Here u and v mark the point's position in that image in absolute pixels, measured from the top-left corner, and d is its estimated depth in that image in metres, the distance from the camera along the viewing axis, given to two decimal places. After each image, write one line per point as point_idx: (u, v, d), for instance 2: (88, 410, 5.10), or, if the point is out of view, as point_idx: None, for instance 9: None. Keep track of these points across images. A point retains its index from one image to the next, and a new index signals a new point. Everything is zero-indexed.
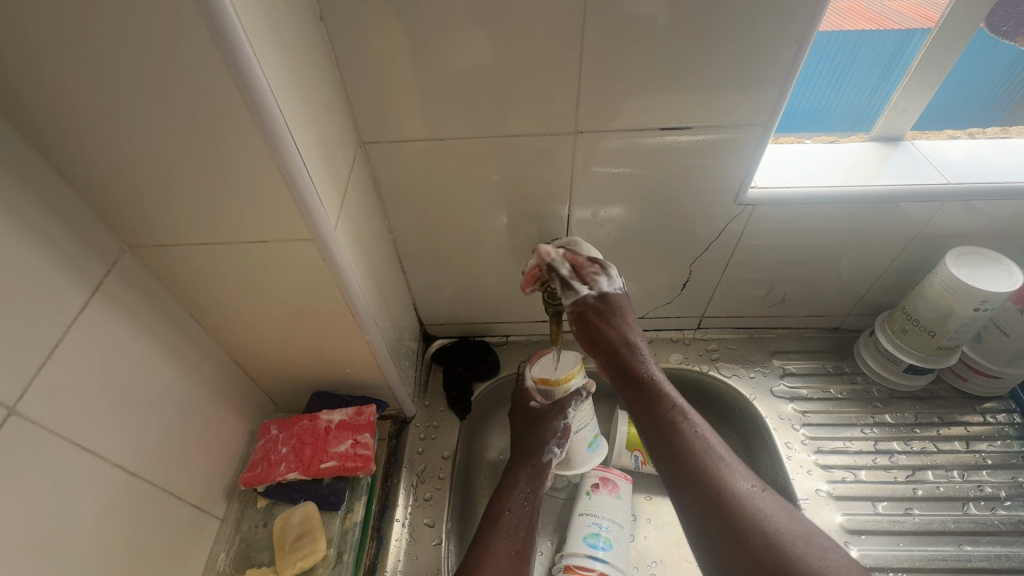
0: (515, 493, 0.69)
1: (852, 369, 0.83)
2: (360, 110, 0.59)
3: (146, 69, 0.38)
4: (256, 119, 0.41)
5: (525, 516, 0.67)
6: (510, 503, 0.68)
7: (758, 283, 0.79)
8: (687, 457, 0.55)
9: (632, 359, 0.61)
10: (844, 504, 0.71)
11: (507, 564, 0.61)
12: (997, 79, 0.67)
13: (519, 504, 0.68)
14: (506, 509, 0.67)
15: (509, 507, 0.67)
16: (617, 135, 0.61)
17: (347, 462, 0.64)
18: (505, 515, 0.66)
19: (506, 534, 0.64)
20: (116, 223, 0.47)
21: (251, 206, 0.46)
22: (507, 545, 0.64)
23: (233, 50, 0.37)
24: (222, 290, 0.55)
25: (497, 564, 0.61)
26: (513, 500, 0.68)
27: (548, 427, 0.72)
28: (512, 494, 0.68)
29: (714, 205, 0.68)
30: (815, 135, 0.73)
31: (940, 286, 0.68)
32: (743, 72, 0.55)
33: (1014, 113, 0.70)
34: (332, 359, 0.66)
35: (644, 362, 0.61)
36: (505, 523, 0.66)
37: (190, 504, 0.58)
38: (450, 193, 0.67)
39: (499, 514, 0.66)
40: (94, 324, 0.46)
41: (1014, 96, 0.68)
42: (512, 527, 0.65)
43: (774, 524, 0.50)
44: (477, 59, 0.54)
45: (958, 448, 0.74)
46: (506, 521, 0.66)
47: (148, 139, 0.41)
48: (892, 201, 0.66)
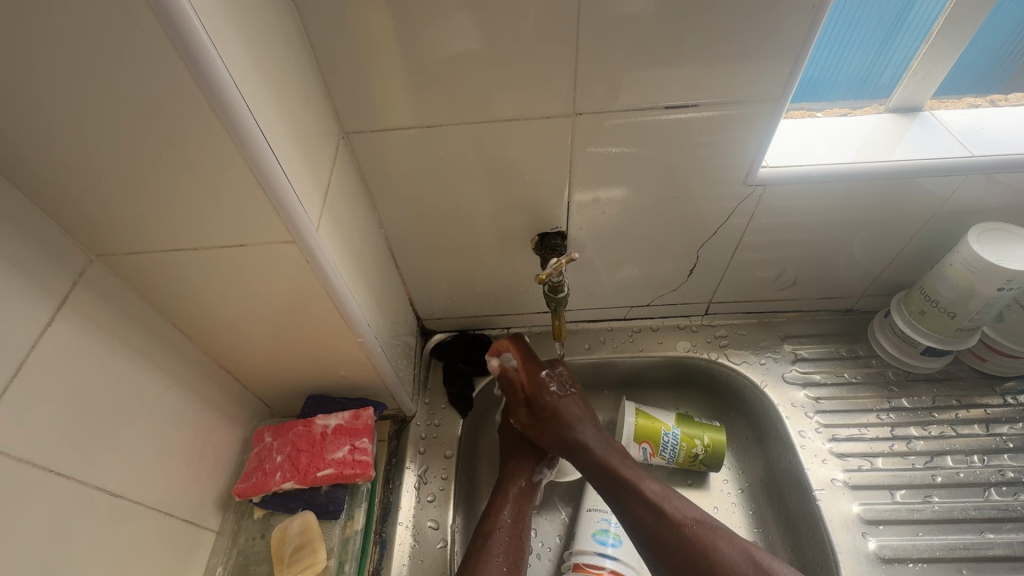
0: (507, 511, 0.68)
1: (866, 353, 0.80)
2: (341, 97, 0.55)
3: (93, 64, 0.34)
4: (218, 113, 0.37)
5: (516, 534, 0.66)
6: (502, 520, 0.67)
7: (769, 265, 0.76)
8: (635, 503, 0.63)
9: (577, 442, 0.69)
10: (860, 494, 0.68)
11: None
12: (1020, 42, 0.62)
13: (510, 522, 0.67)
14: (497, 526, 0.66)
15: (502, 524, 0.66)
16: (617, 116, 0.57)
17: (345, 469, 0.62)
18: (497, 533, 0.65)
19: (499, 552, 0.63)
20: (80, 231, 0.44)
21: (225, 209, 0.43)
22: (502, 564, 0.63)
23: (185, 35, 0.33)
24: (203, 297, 0.52)
25: None
26: (505, 517, 0.67)
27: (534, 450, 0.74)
28: (501, 511, 0.67)
29: (723, 186, 0.64)
30: (825, 108, 0.69)
31: (961, 265, 0.64)
32: (752, 42, 0.51)
33: None
34: (325, 362, 0.63)
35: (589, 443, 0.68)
36: (499, 540, 0.64)
37: (182, 519, 0.56)
38: (442, 183, 0.63)
39: (491, 532, 0.65)
40: (63, 342, 0.43)
41: None
42: (504, 546, 0.64)
43: (719, 552, 0.58)
44: (464, 38, 0.50)
45: (978, 432, 0.72)
46: (499, 540, 0.64)
47: (104, 140, 0.38)
48: (912, 176, 0.62)
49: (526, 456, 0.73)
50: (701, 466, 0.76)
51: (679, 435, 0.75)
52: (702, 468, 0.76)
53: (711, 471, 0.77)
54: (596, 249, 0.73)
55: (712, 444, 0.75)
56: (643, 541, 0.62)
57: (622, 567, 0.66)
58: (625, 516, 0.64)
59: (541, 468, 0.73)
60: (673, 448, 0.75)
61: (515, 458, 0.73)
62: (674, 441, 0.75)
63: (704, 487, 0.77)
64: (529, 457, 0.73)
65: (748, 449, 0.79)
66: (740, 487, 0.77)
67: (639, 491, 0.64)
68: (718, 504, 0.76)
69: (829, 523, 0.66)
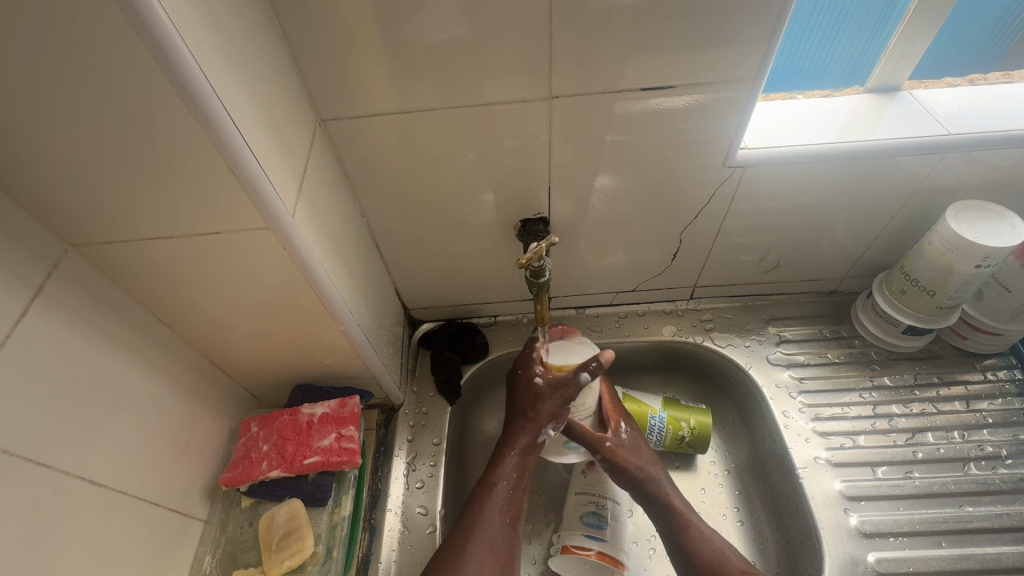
0: (512, 465, 0.67)
1: (850, 333, 0.81)
2: (316, 85, 0.55)
3: (52, 50, 0.33)
4: (184, 100, 0.36)
5: (518, 488, 0.66)
6: (504, 473, 0.66)
7: (751, 248, 0.76)
8: (694, 546, 0.63)
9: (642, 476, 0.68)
10: (843, 471, 0.69)
11: (500, 537, 0.61)
12: (996, 22, 0.63)
13: (513, 475, 0.66)
14: (502, 478, 0.66)
15: (506, 477, 0.66)
16: (594, 100, 0.57)
17: (331, 456, 0.62)
18: (500, 485, 0.65)
19: (501, 505, 0.64)
20: (53, 221, 0.44)
21: (199, 197, 0.43)
22: (502, 515, 0.63)
23: (146, 20, 0.33)
24: (181, 287, 0.52)
25: (482, 537, 0.61)
26: (509, 470, 0.66)
27: (543, 409, 0.67)
28: (503, 464, 0.67)
29: (703, 169, 0.64)
30: (808, 91, 0.69)
31: (940, 244, 0.65)
32: (728, 23, 0.51)
33: (1014, 57, 0.66)
34: (309, 351, 0.63)
35: (655, 480, 0.67)
36: (501, 491, 0.65)
37: (168, 509, 0.56)
38: (422, 170, 0.63)
39: (494, 483, 0.65)
40: (39, 334, 0.43)
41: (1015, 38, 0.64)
42: (508, 500, 0.64)
43: None
44: (437, 23, 0.50)
45: (958, 408, 0.73)
46: (501, 492, 0.64)
47: (69, 129, 0.37)
48: (889, 155, 0.62)
49: (538, 415, 0.67)
50: (688, 448, 0.77)
51: (666, 418, 0.76)
52: (689, 450, 0.77)
53: (698, 453, 0.77)
54: (579, 235, 0.73)
55: (699, 426, 0.76)
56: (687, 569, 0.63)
57: (611, 549, 0.67)
58: (676, 551, 0.64)
59: (547, 430, 0.67)
60: (660, 431, 0.76)
61: (526, 416, 0.68)
62: (661, 424, 0.76)
63: (691, 469, 0.78)
64: (541, 418, 0.67)
65: (735, 431, 0.80)
66: (727, 468, 0.78)
67: (704, 533, 0.64)
68: (706, 485, 0.77)
69: (812, 500, 0.67)
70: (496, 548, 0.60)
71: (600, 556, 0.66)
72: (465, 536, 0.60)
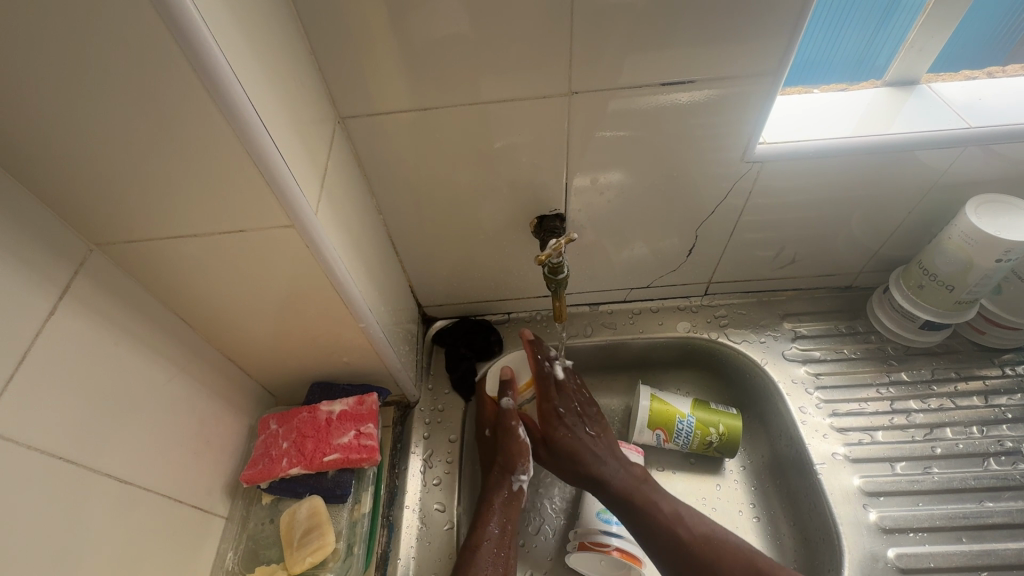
0: (495, 522, 0.66)
1: (866, 328, 0.80)
2: (334, 83, 0.55)
3: (83, 49, 0.33)
4: (213, 98, 0.36)
5: (505, 543, 0.65)
6: (489, 531, 0.65)
7: (768, 244, 0.76)
8: (662, 521, 0.65)
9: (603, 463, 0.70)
10: (861, 467, 0.69)
11: None
12: (997, 20, 0.63)
13: (498, 532, 0.65)
14: (486, 537, 0.64)
15: (490, 535, 0.64)
16: (612, 95, 0.56)
17: (351, 453, 0.62)
18: (487, 541, 0.64)
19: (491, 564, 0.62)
20: (80, 221, 0.44)
21: (223, 194, 0.43)
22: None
23: (176, 18, 0.33)
24: (204, 285, 0.52)
25: None
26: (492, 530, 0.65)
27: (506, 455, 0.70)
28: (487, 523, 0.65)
29: (721, 163, 0.64)
30: (822, 85, 0.68)
31: (959, 238, 0.65)
32: (750, 16, 0.50)
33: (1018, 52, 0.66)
34: (328, 349, 0.63)
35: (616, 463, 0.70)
36: (487, 552, 0.63)
37: (190, 506, 0.56)
38: (438, 168, 0.63)
39: (479, 545, 0.63)
40: (66, 332, 0.43)
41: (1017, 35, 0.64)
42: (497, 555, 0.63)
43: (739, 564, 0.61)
44: (458, 19, 0.50)
45: (977, 403, 0.73)
46: (490, 547, 0.63)
47: (97, 128, 0.37)
48: (908, 150, 0.62)
49: (505, 464, 0.70)
50: (715, 453, 0.76)
51: (694, 423, 0.75)
52: (716, 454, 0.77)
53: (726, 457, 0.77)
54: (595, 231, 0.73)
55: (727, 432, 0.75)
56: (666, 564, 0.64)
57: (627, 544, 0.67)
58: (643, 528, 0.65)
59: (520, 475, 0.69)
60: (688, 434, 0.75)
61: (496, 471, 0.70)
62: (689, 428, 0.75)
63: (705, 465, 0.78)
64: (509, 465, 0.69)
65: (753, 430, 0.80)
66: (743, 465, 0.78)
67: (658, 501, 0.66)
68: (722, 481, 0.77)
69: (830, 496, 0.67)
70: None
71: (621, 552, 0.66)
72: None
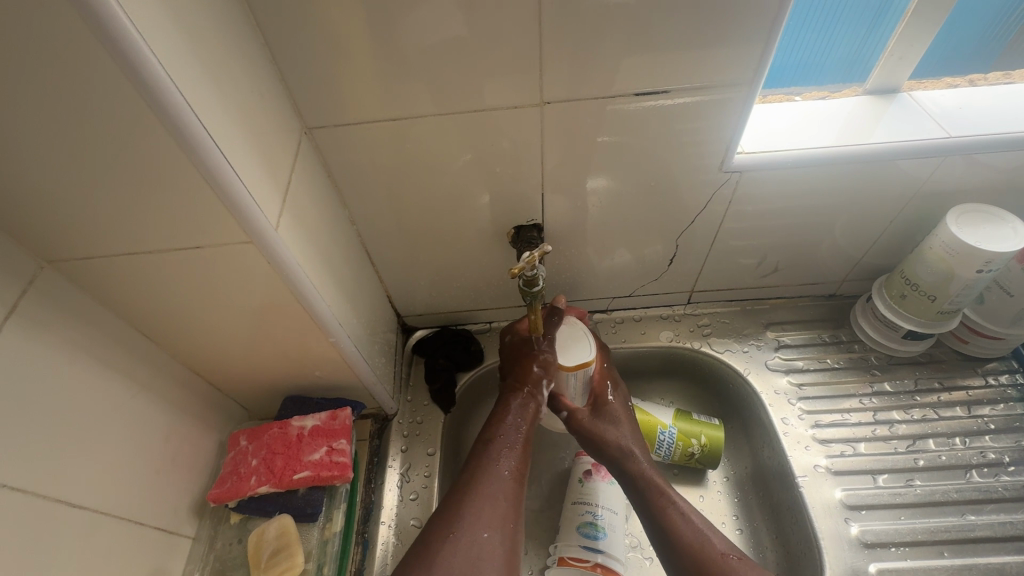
0: (512, 420, 0.65)
1: (849, 338, 0.80)
2: (301, 92, 0.53)
3: (18, 62, 0.32)
4: (156, 114, 0.35)
5: (523, 439, 0.64)
6: (506, 425, 0.65)
7: (750, 252, 0.75)
8: (680, 539, 0.59)
9: (626, 461, 0.66)
10: (843, 479, 0.68)
11: (502, 490, 0.59)
12: (990, 23, 0.62)
13: (515, 426, 0.65)
14: (501, 433, 0.64)
15: (508, 429, 0.64)
16: (586, 104, 0.56)
17: (322, 471, 0.61)
18: (507, 436, 0.64)
19: (510, 456, 0.62)
20: (28, 238, 0.42)
21: (177, 210, 0.41)
22: (503, 468, 0.61)
23: (115, 31, 0.31)
24: (165, 301, 0.50)
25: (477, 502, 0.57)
26: (509, 427, 0.64)
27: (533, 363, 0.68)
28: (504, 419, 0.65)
29: (700, 172, 0.63)
30: (805, 92, 0.67)
31: (940, 248, 0.64)
32: (723, 23, 0.50)
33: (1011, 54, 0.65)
34: (299, 363, 0.62)
35: (639, 465, 0.65)
36: (500, 446, 0.63)
37: (154, 528, 0.55)
38: (411, 177, 0.62)
39: (494, 438, 0.63)
40: (15, 354, 0.42)
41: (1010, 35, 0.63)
42: (515, 447, 0.63)
43: None
44: (424, 28, 0.49)
45: (960, 414, 0.72)
46: (507, 440, 0.63)
47: (38, 144, 0.36)
48: (889, 159, 0.61)
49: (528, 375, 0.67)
50: (697, 464, 0.75)
51: (676, 434, 0.75)
52: (698, 465, 0.76)
53: (708, 468, 0.76)
54: (574, 240, 0.72)
55: (709, 443, 0.74)
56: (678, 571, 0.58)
57: (609, 560, 0.65)
58: (656, 531, 0.61)
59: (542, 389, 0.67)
60: (669, 446, 0.75)
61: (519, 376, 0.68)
62: (670, 439, 0.74)
63: (688, 477, 0.77)
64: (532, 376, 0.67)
65: (736, 440, 0.79)
66: (727, 476, 0.77)
67: (682, 513, 0.61)
68: (705, 493, 0.76)
69: (812, 510, 0.66)
70: (500, 498, 0.58)
71: (601, 567, 0.65)
72: (455, 508, 0.57)
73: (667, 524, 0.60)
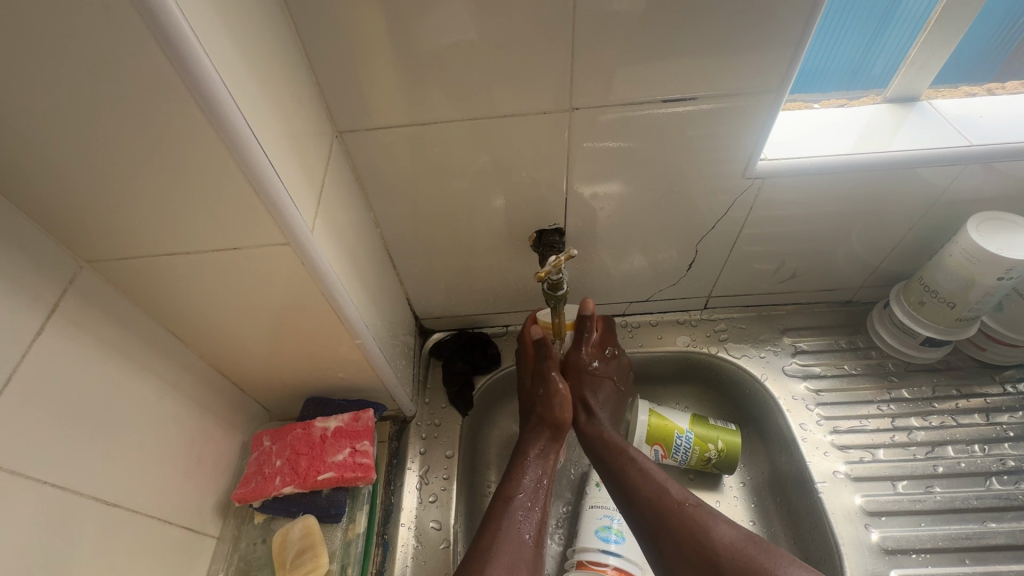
0: (528, 476, 0.67)
1: (866, 344, 0.80)
2: (333, 96, 0.54)
3: (76, 66, 0.33)
4: (205, 114, 0.36)
5: (538, 497, 0.65)
6: (523, 484, 0.66)
7: (767, 258, 0.75)
8: (642, 491, 0.62)
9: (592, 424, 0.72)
10: (863, 485, 0.68)
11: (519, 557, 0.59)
12: (996, 28, 0.62)
13: (533, 485, 0.66)
14: (519, 490, 0.65)
15: (524, 488, 0.65)
16: (613, 110, 0.56)
17: (346, 472, 0.61)
18: (524, 495, 0.65)
19: (528, 519, 0.63)
20: (70, 238, 0.43)
21: (216, 211, 0.42)
22: (522, 530, 0.61)
23: (172, 36, 0.32)
24: (197, 301, 0.51)
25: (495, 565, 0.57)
26: (525, 484, 0.66)
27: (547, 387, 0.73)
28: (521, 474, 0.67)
29: (722, 178, 0.64)
30: (822, 99, 0.68)
31: (960, 256, 0.64)
32: (752, 32, 0.50)
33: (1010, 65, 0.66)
34: (324, 364, 0.62)
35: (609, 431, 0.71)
36: (518, 504, 0.64)
37: (181, 527, 0.55)
38: (437, 181, 0.63)
39: (512, 496, 0.64)
40: (56, 351, 0.42)
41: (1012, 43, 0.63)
42: (534, 508, 0.64)
43: (715, 535, 0.57)
44: (458, 35, 0.49)
45: (978, 421, 0.72)
46: (526, 500, 0.64)
47: (88, 146, 0.37)
48: (910, 167, 0.61)
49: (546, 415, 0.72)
50: (714, 469, 0.76)
51: (693, 438, 0.75)
52: (715, 470, 0.76)
53: (724, 473, 0.76)
54: (594, 245, 0.73)
55: (726, 448, 0.75)
56: (641, 521, 0.61)
57: (626, 564, 0.66)
58: (619, 487, 0.65)
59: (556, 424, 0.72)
60: (687, 450, 0.75)
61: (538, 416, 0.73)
62: (687, 444, 0.74)
63: (705, 482, 0.78)
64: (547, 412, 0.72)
65: (752, 445, 0.79)
66: (743, 481, 0.77)
67: (642, 468, 0.65)
68: (721, 498, 0.76)
69: (831, 516, 0.66)
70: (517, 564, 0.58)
71: (617, 571, 0.65)
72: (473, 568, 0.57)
73: (632, 480, 0.64)
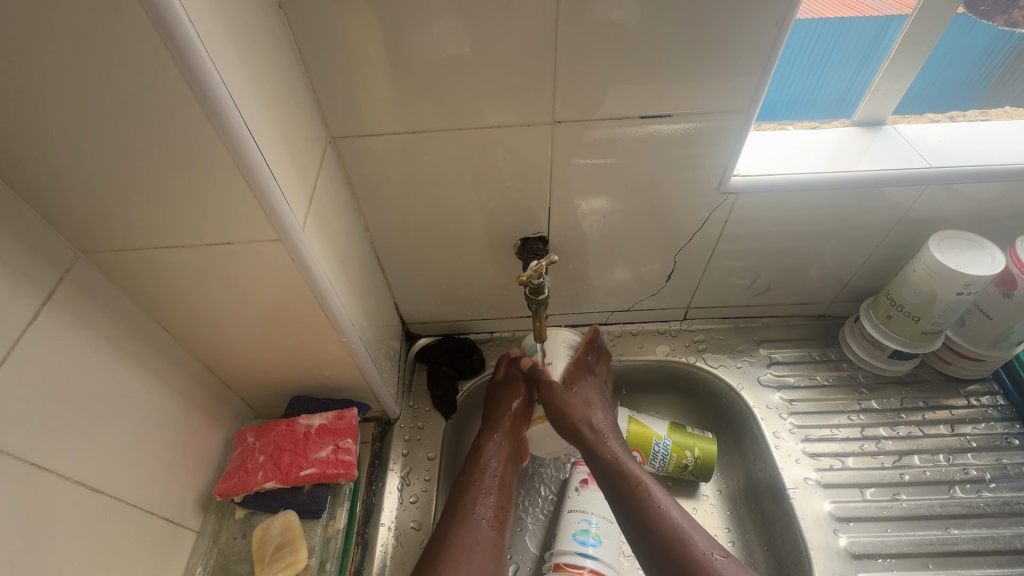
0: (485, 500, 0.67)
1: (838, 356, 0.83)
2: (328, 104, 0.57)
3: (86, 64, 0.35)
4: (208, 114, 0.38)
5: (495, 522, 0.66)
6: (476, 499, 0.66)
7: (744, 271, 0.78)
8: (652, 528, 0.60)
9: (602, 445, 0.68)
10: (832, 492, 0.71)
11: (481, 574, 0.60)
12: (974, 64, 0.67)
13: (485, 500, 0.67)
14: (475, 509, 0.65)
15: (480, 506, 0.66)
16: (595, 125, 0.59)
17: (327, 468, 0.63)
18: (483, 481, 0.68)
19: (485, 504, 0.66)
20: (68, 228, 0.45)
21: (212, 207, 0.44)
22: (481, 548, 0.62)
23: (180, 40, 0.34)
24: (188, 296, 0.52)
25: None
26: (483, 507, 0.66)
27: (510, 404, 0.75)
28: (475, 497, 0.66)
29: (699, 192, 0.67)
30: (797, 122, 0.72)
31: (923, 271, 0.67)
32: (725, 55, 0.54)
33: (992, 96, 0.70)
34: (310, 362, 0.64)
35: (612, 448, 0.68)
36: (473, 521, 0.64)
37: (162, 518, 0.56)
38: (425, 189, 0.65)
39: (466, 515, 0.64)
40: (49, 337, 0.44)
41: (992, 79, 0.68)
42: (491, 493, 0.67)
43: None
44: (448, 50, 0.52)
45: (944, 432, 0.75)
46: (484, 485, 0.68)
47: (90, 140, 0.39)
48: (876, 186, 0.65)
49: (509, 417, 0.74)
50: (691, 476, 0.77)
51: (670, 445, 0.76)
52: (692, 478, 0.77)
53: (701, 481, 0.78)
54: (577, 255, 0.75)
55: (702, 455, 0.76)
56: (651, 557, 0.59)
57: (602, 566, 0.66)
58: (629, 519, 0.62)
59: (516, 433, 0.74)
60: (664, 457, 0.76)
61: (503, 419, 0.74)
62: (665, 450, 0.76)
63: (682, 490, 0.79)
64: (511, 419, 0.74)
65: (728, 453, 0.81)
66: (719, 490, 0.79)
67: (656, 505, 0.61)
68: (698, 505, 0.78)
69: (802, 520, 0.68)
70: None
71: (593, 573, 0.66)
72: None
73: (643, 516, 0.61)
